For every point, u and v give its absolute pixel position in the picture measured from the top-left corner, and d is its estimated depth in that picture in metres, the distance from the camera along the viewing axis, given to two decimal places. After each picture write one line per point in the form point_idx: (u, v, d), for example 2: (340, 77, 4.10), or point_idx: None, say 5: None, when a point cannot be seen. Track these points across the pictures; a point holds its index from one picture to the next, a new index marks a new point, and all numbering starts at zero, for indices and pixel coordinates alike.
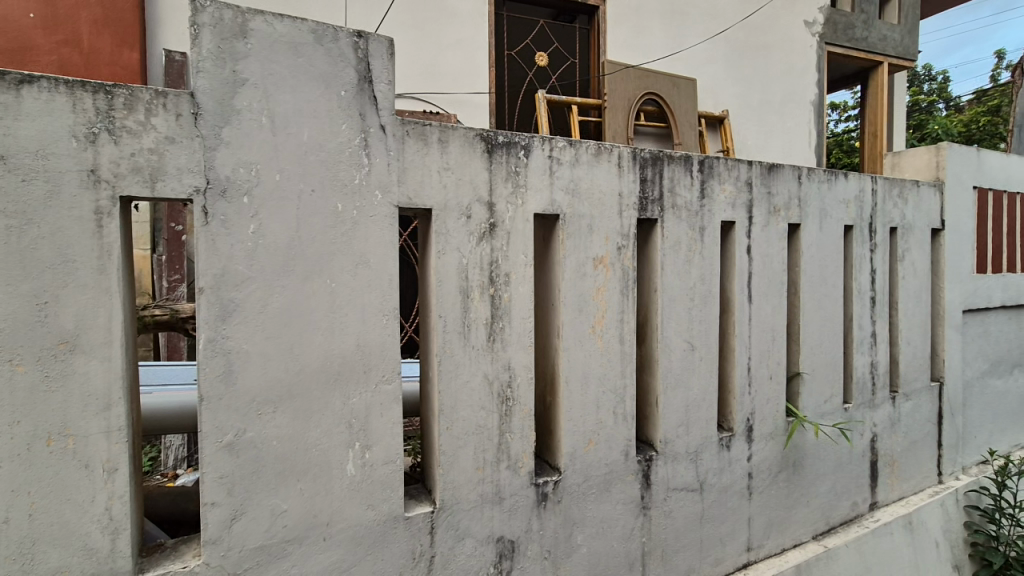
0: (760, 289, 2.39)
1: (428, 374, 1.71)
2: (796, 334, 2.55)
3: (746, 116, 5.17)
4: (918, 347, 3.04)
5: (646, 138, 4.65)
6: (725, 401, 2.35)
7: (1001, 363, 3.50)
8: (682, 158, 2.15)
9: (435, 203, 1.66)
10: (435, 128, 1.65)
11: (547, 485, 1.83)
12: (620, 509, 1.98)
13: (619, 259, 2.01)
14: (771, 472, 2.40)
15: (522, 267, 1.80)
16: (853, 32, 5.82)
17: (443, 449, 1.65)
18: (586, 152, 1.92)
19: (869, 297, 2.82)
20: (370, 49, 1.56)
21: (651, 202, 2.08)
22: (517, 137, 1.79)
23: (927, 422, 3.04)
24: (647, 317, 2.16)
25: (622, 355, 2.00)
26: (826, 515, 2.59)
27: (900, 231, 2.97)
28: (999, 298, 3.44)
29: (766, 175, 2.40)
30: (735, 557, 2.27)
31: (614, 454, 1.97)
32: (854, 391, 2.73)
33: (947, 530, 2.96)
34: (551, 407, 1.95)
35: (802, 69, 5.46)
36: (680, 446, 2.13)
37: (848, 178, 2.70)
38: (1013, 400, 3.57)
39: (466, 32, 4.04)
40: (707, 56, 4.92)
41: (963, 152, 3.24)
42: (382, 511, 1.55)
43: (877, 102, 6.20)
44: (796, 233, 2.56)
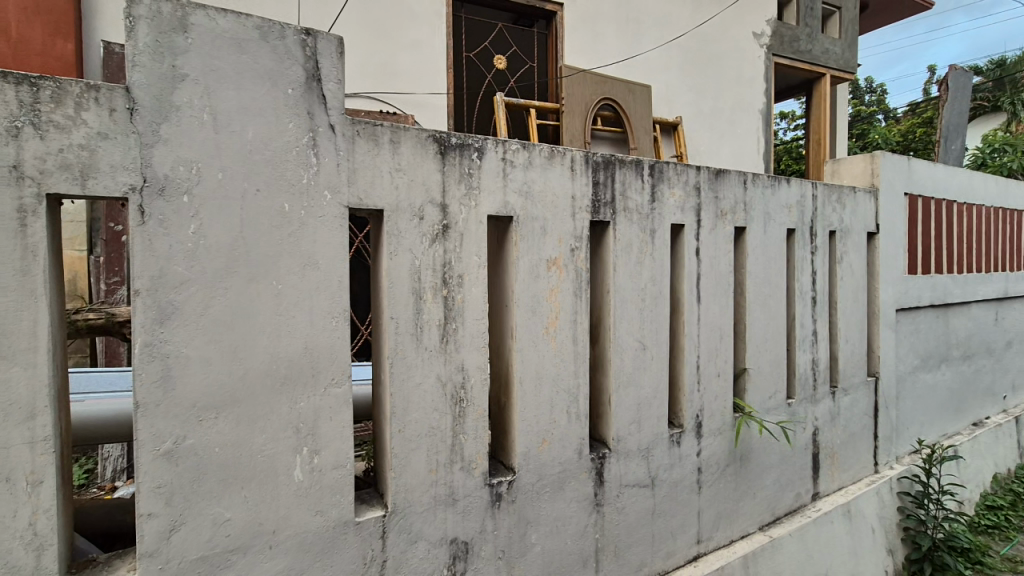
0: (708, 290, 2.47)
1: (380, 377, 1.69)
2: (743, 333, 2.66)
3: (698, 122, 5.35)
4: (856, 344, 3.21)
5: (603, 142, 4.74)
6: (675, 399, 2.42)
7: (930, 358, 3.74)
8: (633, 162, 2.21)
9: (387, 204, 1.64)
10: (386, 128, 1.64)
11: (501, 485, 1.84)
12: (573, 507, 2.01)
13: (573, 261, 2.04)
14: (719, 467, 2.48)
15: (475, 268, 1.81)
16: (798, 45, 6.10)
17: (395, 452, 1.64)
18: (539, 155, 1.95)
19: (810, 297, 2.96)
20: (318, 47, 1.54)
21: (604, 204, 2.13)
22: (470, 139, 1.79)
23: (865, 415, 3.22)
24: (600, 318, 2.20)
25: (575, 355, 2.04)
26: (772, 506, 2.70)
27: (838, 234, 3.13)
28: (929, 297, 3.68)
29: (714, 179, 2.49)
30: (685, 551, 2.33)
31: (568, 453, 2.00)
32: (796, 387, 2.86)
33: (882, 517, 3.13)
34: (505, 408, 1.96)
35: (751, 79, 5.68)
36: (632, 444, 2.18)
37: (790, 184, 2.83)
38: (942, 392, 3.81)
39: (423, 33, 4.02)
40: (662, 63, 5.05)
41: (894, 160, 3.45)
42: (331, 517, 1.52)
43: (820, 112, 6.53)
44: (742, 235, 2.66)
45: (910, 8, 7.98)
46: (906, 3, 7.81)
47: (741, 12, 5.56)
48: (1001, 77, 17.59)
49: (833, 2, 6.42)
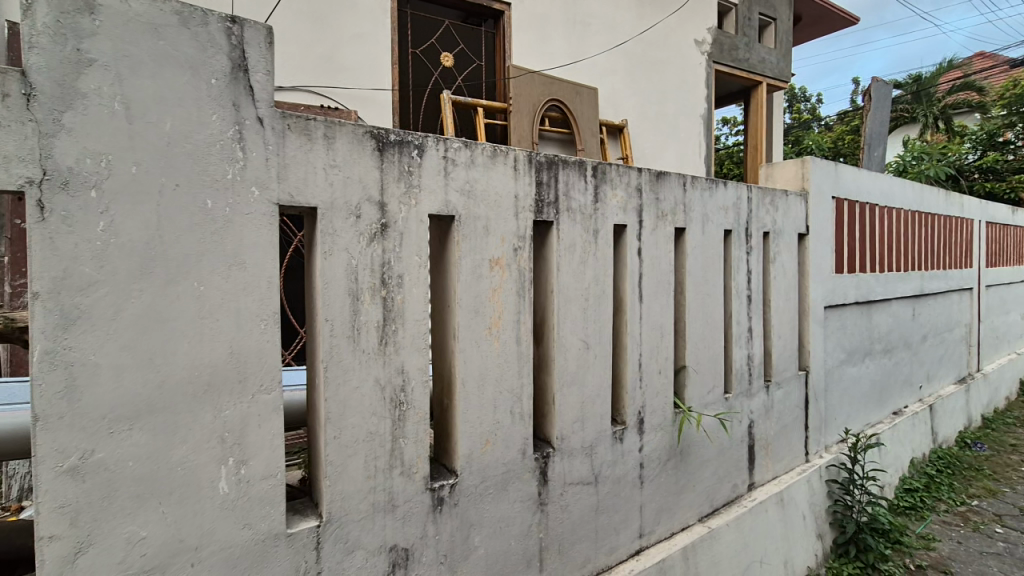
0: (650, 289, 2.53)
1: (315, 382, 1.63)
2: (683, 331, 2.74)
3: (643, 125, 5.48)
4: (788, 340, 3.37)
5: (551, 143, 4.78)
6: (618, 396, 2.46)
7: (855, 352, 3.98)
8: (576, 163, 2.23)
9: (321, 202, 1.58)
10: (320, 123, 1.58)
11: (443, 489, 1.81)
12: (517, 507, 2.00)
13: (516, 260, 2.03)
14: (660, 461, 2.54)
15: (415, 268, 1.77)
16: (737, 53, 6.35)
17: (330, 459, 1.58)
18: (481, 153, 1.93)
19: (746, 296, 3.09)
20: (245, 36, 1.46)
21: (547, 204, 2.13)
22: (410, 136, 1.75)
23: (796, 407, 3.38)
24: (544, 318, 2.21)
25: (518, 355, 2.03)
26: (711, 498, 2.79)
27: (772, 235, 3.28)
28: (853, 295, 3.91)
29: (655, 182, 2.54)
30: (627, 545, 2.37)
31: (512, 453, 1.99)
32: (733, 382, 2.97)
33: (813, 504, 3.31)
34: (448, 410, 1.93)
35: (693, 85, 5.87)
36: (576, 442, 2.20)
37: (726, 187, 2.94)
38: (865, 384, 4.07)
39: (366, 27, 3.92)
40: (608, 66, 5.15)
41: (822, 165, 3.65)
42: (261, 530, 1.45)
43: (757, 119, 6.83)
44: (682, 236, 2.74)
45: (838, 23, 8.48)
46: (835, 18, 8.30)
47: (683, 20, 5.75)
48: (919, 91, 19.00)
49: (769, 14, 6.74)
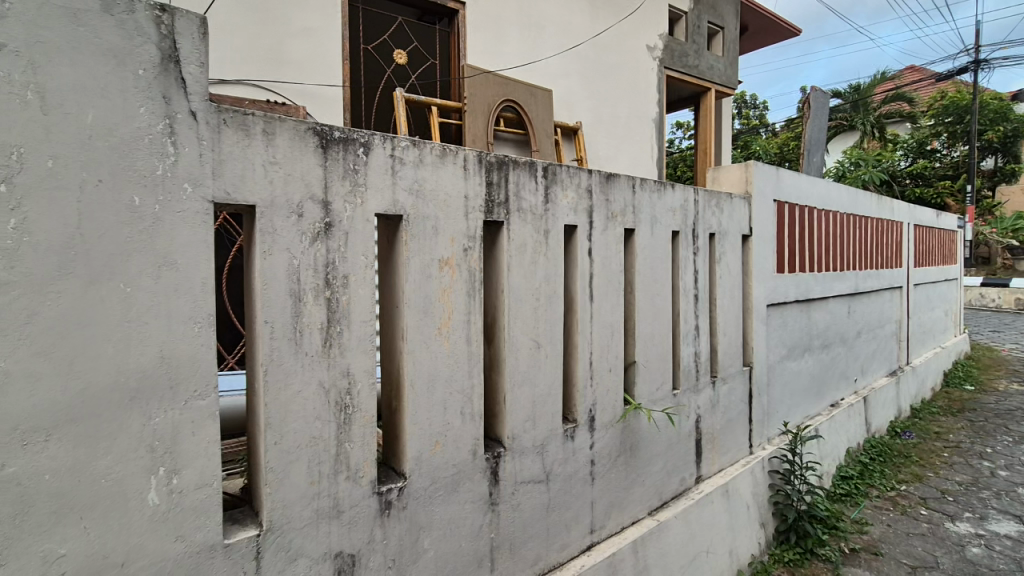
0: (600, 288, 2.57)
1: (255, 387, 1.57)
2: (633, 330, 2.79)
3: (597, 128, 5.57)
4: (733, 337, 3.50)
5: (505, 143, 4.79)
6: (570, 394, 2.49)
7: (796, 348, 4.17)
8: (527, 164, 2.24)
9: (260, 200, 1.53)
10: (259, 119, 1.52)
11: (391, 492, 1.78)
12: (468, 508, 1.99)
13: (466, 260, 2.03)
14: (611, 458, 2.59)
15: (361, 268, 1.74)
16: (687, 60, 6.54)
17: (271, 465, 1.53)
18: (429, 153, 1.91)
19: (693, 295, 3.18)
20: (177, 26, 1.39)
21: (498, 205, 2.13)
22: (355, 133, 1.72)
23: (740, 402, 3.52)
24: (495, 318, 2.21)
25: (468, 356, 2.03)
26: (660, 492, 2.87)
27: (717, 236, 3.39)
28: (794, 294, 4.10)
29: (605, 183, 2.59)
30: (578, 541, 2.40)
31: (462, 454, 1.99)
32: (681, 378, 3.06)
33: (756, 494, 3.45)
34: (396, 412, 1.90)
35: (645, 89, 6.01)
36: (527, 441, 2.22)
37: (674, 189, 3.02)
38: (805, 378, 4.27)
39: (315, 20, 3.83)
40: (562, 68, 5.20)
41: (765, 170, 3.80)
42: (195, 541, 1.39)
43: (706, 124, 7.07)
44: (631, 237, 2.80)
45: (783, 34, 8.86)
46: (779, 29, 8.67)
47: (635, 26, 5.88)
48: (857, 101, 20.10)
49: (718, 23, 6.97)
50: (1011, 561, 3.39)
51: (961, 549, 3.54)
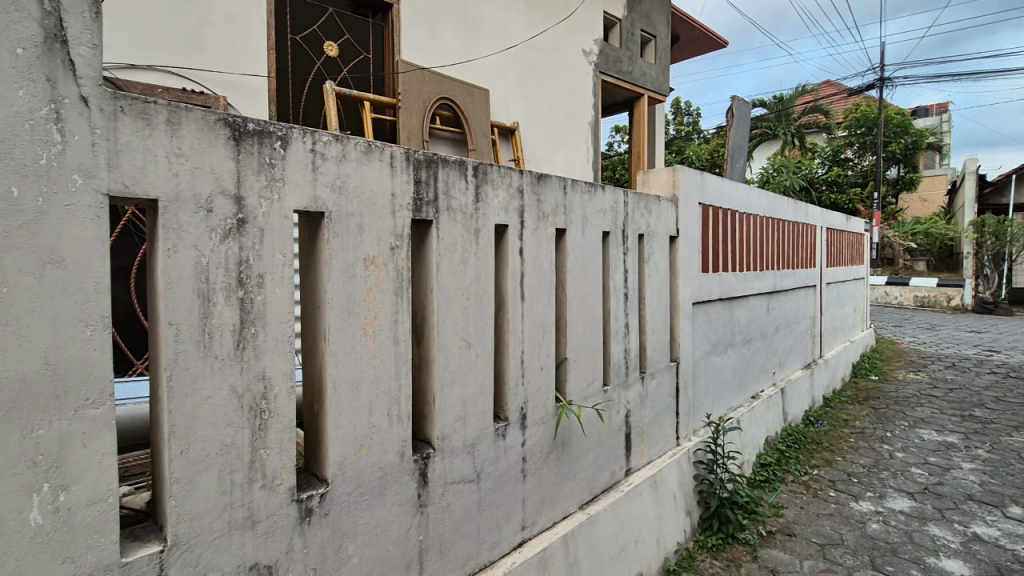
0: (531, 287, 2.60)
1: (158, 393, 1.47)
2: (564, 327, 2.85)
3: (534, 129, 5.63)
4: (660, 334, 3.64)
5: (442, 141, 4.75)
6: (501, 393, 2.50)
7: (720, 343, 4.39)
8: (456, 162, 2.22)
9: (163, 193, 1.43)
10: (162, 107, 1.43)
11: (311, 499, 1.72)
12: (395, 511, 1.96)
13: (392, 259, 1.99)
14: (542, 454, 2.62)
15: (279, 267, 1.67)
16: (621, 66, 6.75)
17: (176, 476, 1.44)
18: (354, 148, 1.86)
19: (623, 294, 3.28)
20: (64, 3, 1.28)
21: (426, 203, 2.11)
22: (271, 126, 1.64)
23: (668, 396, 3.66)
24: (424, 318, 2.18)
25: (395, 356, 1.99)
26: (591, 486, 2.94)
27: (646, 237, 3.52)
28: (717, 292, 4.32)
29: (536, 183, 2.62)
30: (509, 539, 2.42)
31: (389, 457, 1.95)
32: (611, 374, 3.14)
33: (682, 484, 3.61)
34: (318, 416, 1.84)
35: (581, 93, 6.14)
36: (457, 441, 2.20)
37: (604, 191, 3.11)
38: (728, 372, 4.51)
39: (238, 7, 3.65)
40: (499, 68, 5.22)
41: (691, 174, 3.97)
42: (87, 562, 1.29)
43: (640, 129, 7.33)
44: (562, 237, 2.85)
45: (710, 45, 9.32)
46: (708, 41, 9.12)
47: (571, 30, 5.99)
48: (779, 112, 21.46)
49: (650, 31, 7.23)
50: (904, 534, 3.72)
51: (862, 526, 3.85)
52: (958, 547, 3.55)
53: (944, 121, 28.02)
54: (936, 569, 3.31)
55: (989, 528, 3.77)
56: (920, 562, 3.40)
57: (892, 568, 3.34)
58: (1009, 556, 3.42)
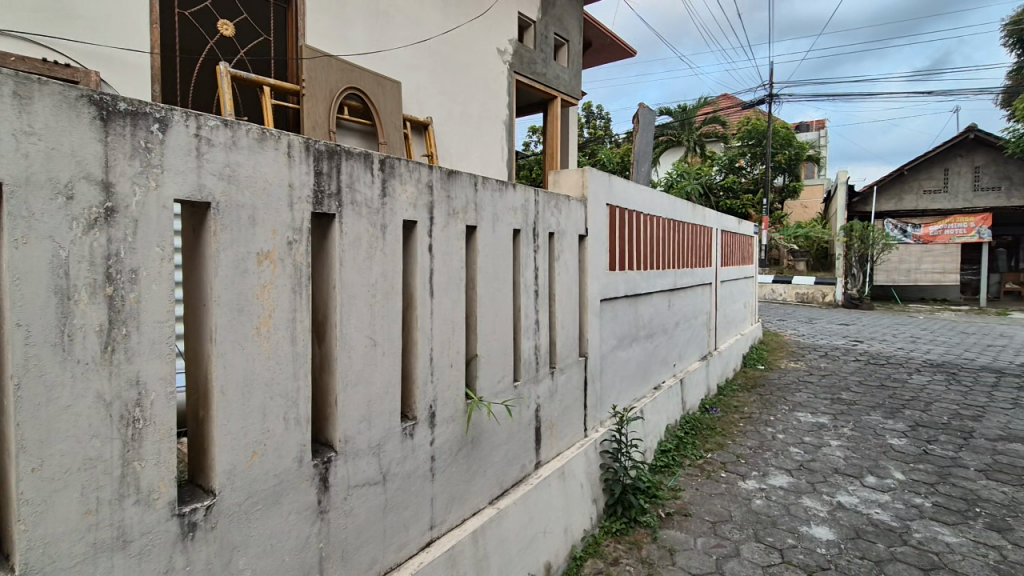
0: (440, 285, 2.57)
1: (2, 404, 1.29)
2: (474, 324, 2.85)
3: (448, 125, 5.59)
4: (569, 329, 3.75)
5: (350, 132, 4.58)
6: (409, 392, 2.46)
7: (625, 338, 4.62)
8: (361, 155, 2.15)
9: (9, 176, 1.26)
10: (7, 78, 1.25)
11: (195, 512, 1.59)
12: (292, 519, 1.87)
13: (290, 254, 1.89)
14: (452, 452, 2.61)
15: (157, 262, 1.52)
16: (535, 67, 6.87)
17: (26, 498, 1.27)
18: (246, 135, 1.73)
19: (533, 291, 3.35)
20: None
21: (328, 196, 2.02)
22: (147, 106, 1.49)
23: (576, 390, 3.79)
24: (326, 316, 2.09)
25: (293, 357, 1.89)
26: (500, 481, 2.97)
27: (556, 235, 3.61)
28: (623, 290, 4.53)
29: (446, 179, 2.60)
30: (417, 539, 2.39)
31: (285, 462, 1.85)
32: (521, 370, 3.20)
33: (589, 473, 3.76)
34: (204, 423, 1.71)
35: (496, 90, 6.18)
36: (361, 442, 2.14)
37: (515, 190, 3.15)
38: (632, 364, 4.76)
39: None
40: (412, 61, 5.11)
41: (599, 176, 4.13)
42: None
43: (553, 130, 7.52)
44: (472, 234, 2.85)
45: (620, 54, 9.75)
46: (618, 49, 9.53)
47: (486, 27, 6.00)
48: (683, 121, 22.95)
49: (563, 35, 7.42)
50: (782, 507, 4.13)
51: (748, 502, 4.22)
52: (826, 515, 4.00)
53: (821, 137, 31.40)
54: (807, 536, 3.70)
55: (850, 497, 4.28)
56: (795, 531, 3.78)
57: (771, 538, 3.69)
58: (865, 519, 3.91)
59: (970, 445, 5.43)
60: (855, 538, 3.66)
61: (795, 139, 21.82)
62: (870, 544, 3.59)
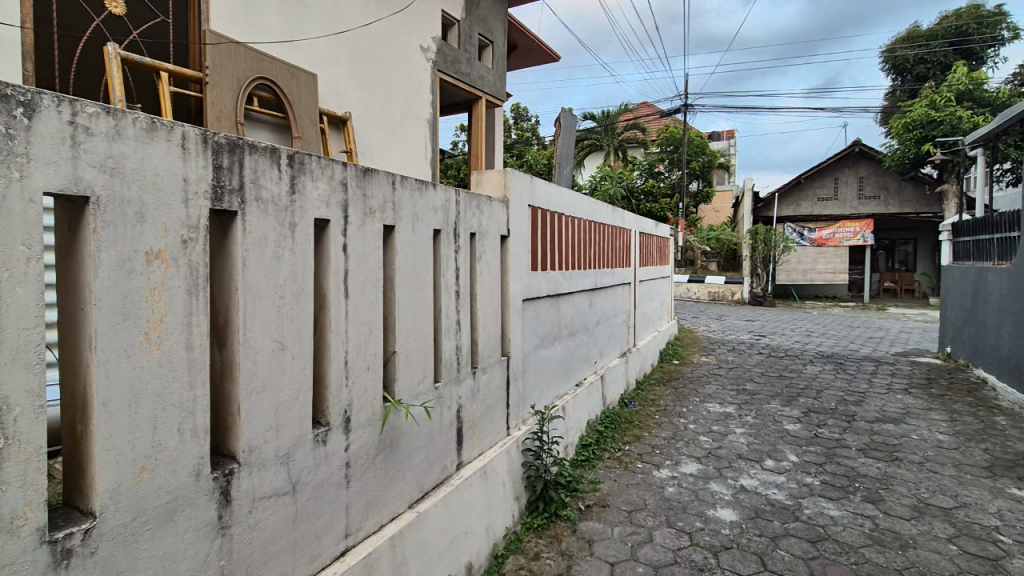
0: (356, 286, 2.50)
1: None
2: (392, 325, 2.80)
3: (368, 121, 5.44)
4: (492, 329, 3.78)
5: (261, 124, 4.34)
6: (322, 397, 2.37)
7: (547, 337, 4.72)
8: (267, 149, 2.04)
9: None
10: None
11: (71, 538, 1.44)
12: (189, 538, 1.74)
13: (185, 254, 1.76)
14: (368, 457, 2.54)
15: (21, 261, 1.36)
16: (459, 66, 6.84)
17: None
18: (133, 124, 1.60)
19: (454, 292, 3.34)
20: None
21: (229, 192, 1.90)
22: (9, 88, 1.33)
23: (498, 389, 3.82)
24: (227, 320, 1.97)
25: (189, 364, 1.76)
26: (420, 484, 2.94)
27: (478, 236, 3.62)
28: (545, 289, 4.63)
29: (361, 177, 2.53)
30: (331, 549, 2.31)
31: (180, 477, 1.72)
32: (442, 371, 3.18)
33: (511, 471, 3.80)
34: (82, 439, 1.55)
35: (418, 88, 6.10)
36: (268, 452, 2.03)
37: (435, 190, 3.12)
38: (554, 362, 4.87)
39: None
40: (329, 53, 4.93)
41: (521, 177, 4.19)
42: None
43: (478, 130, 7.55)
44: (390, 234, 2.79)
45: (544, 58, 9.95)
46: (542, 53, 9.71)
47: (409, 23, 5.90)
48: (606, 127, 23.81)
49: (488, 36, 7.45)
50: (691, 492, 4.39)
51: (661, 490, 4.45)
52: (730, 497, 4.30)
53: (731, 146, 33.76)
54: (713, 518, 3.97)
55: (751, 479, 4.63)
56: (702, 514, 4.04)
57: (682, 522, 3.92)
58: (763, 500, 4.25)
59: (852, 427, 6.06)
60: (754, 518, 3.97)
61: (707, 147, 23.28)
62: (767, 522, 3.90)
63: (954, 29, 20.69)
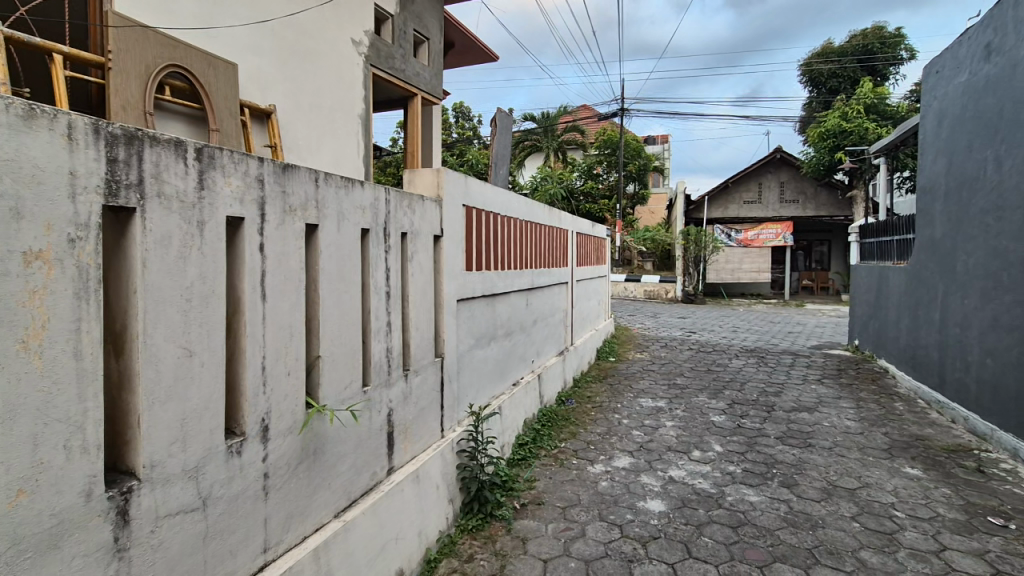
0: (274, 288, 2.38)
1: None
2: (316, 328, 2.69)
3: (295, 115, 5.22)
4: (424, 330, 3.72)
5: (174, 115, 4.06)
6: (237, 405, 2.24)
7: (483, 337, 4.70)
8: (171, 141, 1.90)
9: None
10: None
11: None
12: (78, 565, 1.59)
13: (73, 254, 1.61)
14: (288, 467, 2.43)
15: None
16: (394, 62, 6.70)
17: None
18: (4, 110, 1.44)
19: (384, 293, 3.26)
20: None
21: (126, 186, 1.75)
22: None
23: (431, 390, 3.77)
24: (125, 326, 1.82)
25: (77, 374, 1.61)
26: (348, 491, 2.85)
27: (409, 236, 3.55)
28: (480, 290, 4.61)
29: (280, 173, 2.41)
30: (247, 565, 2.19)
31: (66, 498, 1.57)
32: (371, 374, 3.10)
33: (445, 473, 3.76)
34: None
35: (350, 83, 5.92)
36: (174, 467, 1.90)
37: (362, 188, 3.03)
38: (490, 362, 4.86)
39: None
40: (252, 41, 4.68)
41: (454, 176, 4.15)
42: None
43: (414, 129, 7.44)
44: (314, 233, 2.68)
45: (482, 57, 9.93)
46: (480, 53, 9.69)
47: (339, 15, 5.71)
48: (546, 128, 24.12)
49: (423, 32, 7.35)
50: (623, 486, 4.52)
51: (595, 485, 4.55)
52: (659, 489, 4.47)
53: (665, 150, 35.13)
54: (643, 510, 4.10)
55: (679, 470, 4.83)
56: (633, 506, 4.17)
57: (613, 516, 4.02)
58: (690, 489, 4.44)
59: (771, 416, 6.45)
60: (681, 507, 4.14)
61: (642, 151, 24.09)
62: (693, 511, 4.08)
63: (861, 48, 22.45)
